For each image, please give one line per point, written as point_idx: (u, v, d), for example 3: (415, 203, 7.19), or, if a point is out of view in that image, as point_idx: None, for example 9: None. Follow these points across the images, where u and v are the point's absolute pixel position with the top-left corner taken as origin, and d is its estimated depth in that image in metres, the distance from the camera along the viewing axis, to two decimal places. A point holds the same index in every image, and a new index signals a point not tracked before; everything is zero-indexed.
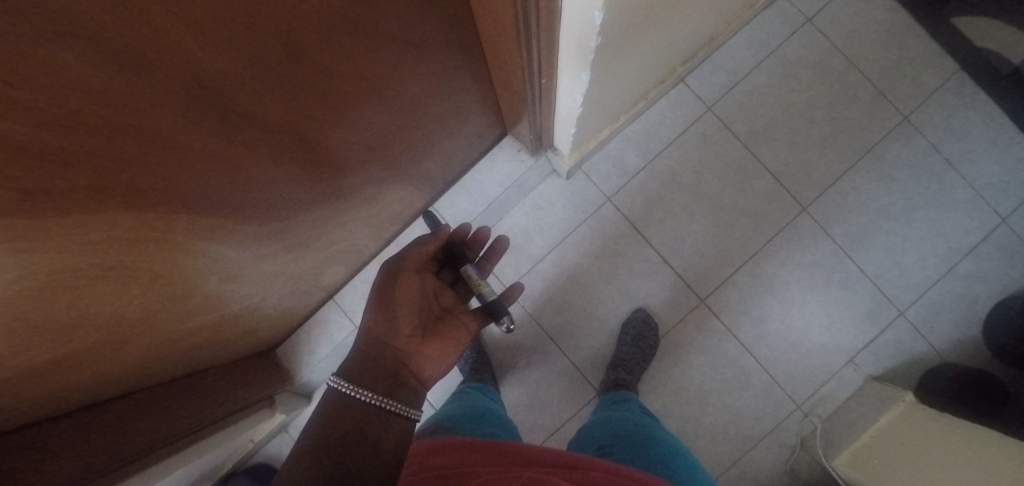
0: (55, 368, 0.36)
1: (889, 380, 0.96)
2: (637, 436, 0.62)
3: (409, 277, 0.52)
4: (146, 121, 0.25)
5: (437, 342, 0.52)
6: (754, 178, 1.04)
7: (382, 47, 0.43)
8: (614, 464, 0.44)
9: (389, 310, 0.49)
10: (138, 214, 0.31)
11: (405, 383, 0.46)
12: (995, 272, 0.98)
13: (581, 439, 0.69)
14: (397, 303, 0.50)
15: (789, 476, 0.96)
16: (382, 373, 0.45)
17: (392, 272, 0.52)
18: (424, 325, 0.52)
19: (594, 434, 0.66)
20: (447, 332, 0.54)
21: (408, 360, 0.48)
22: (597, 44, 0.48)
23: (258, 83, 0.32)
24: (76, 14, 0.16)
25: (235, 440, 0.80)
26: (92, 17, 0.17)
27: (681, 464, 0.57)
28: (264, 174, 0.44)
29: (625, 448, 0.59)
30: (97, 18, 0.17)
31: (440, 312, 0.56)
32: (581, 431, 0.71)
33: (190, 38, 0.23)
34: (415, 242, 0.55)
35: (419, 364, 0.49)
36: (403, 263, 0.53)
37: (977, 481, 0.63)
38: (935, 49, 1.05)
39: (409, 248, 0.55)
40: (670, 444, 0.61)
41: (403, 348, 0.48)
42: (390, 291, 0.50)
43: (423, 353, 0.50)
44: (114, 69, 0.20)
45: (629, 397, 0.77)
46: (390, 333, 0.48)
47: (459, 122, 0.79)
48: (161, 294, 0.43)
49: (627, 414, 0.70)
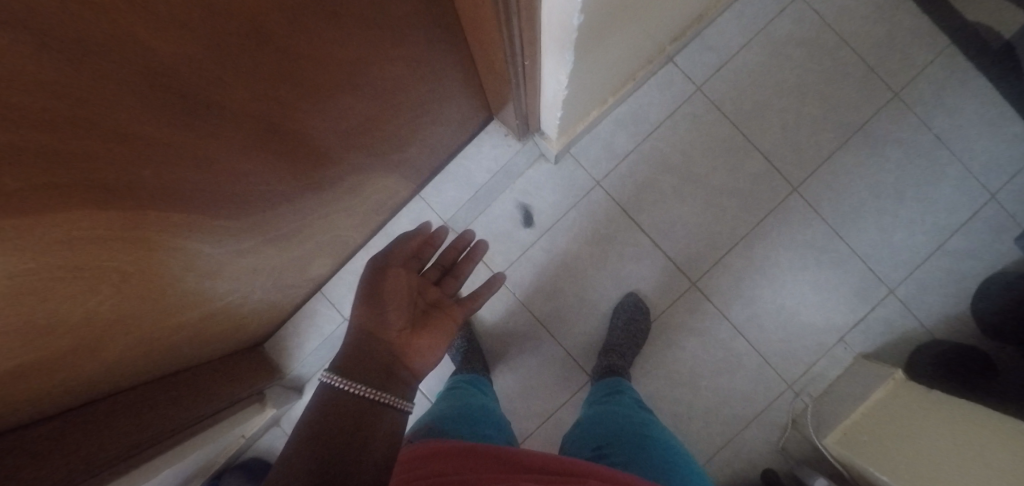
0: (30, 373, 0.36)
1: (878, 358, 0.97)
2: (633, 433, 0.60)
3: (397, 270, 0.54)
4: (104, 115, 0.24)
5: (428, 334, 0.51)
6: (743, 158, 1.04)
7: (352, 31, 0.42)
8: (612, 470, 0.42)
9: (378, 306, 0.49)
10: (104, 210, 0.30)
11: (398, 376, 0.45)
12: (983, 247, 0.99)
13: (575, 436, 0.66)
14: (385, 298, 0.50)
15: (781, 455, 0.97)
16: (374, 367, 0.44)
17: (380, 266, 0.54)
18: (413, 318, 0.51)
19: (591, 434, 0.63)
20: (436, 322, 0.53)
21: (401, 354, 0.47)
22: (580, 23, 0.46)
23: (221, 71, 0.31)
24: (22, 10, 0.15)
25: (227, 435, 0.80)
26: (38, 12, 0.16)
27: (679, 466, 0.55)
28: (238, 166, 0.43)
29: (624, 449, 0.56)
30: (43, 12, 0.16)
31: (427, 306, 0.55)
32: (575, 426, 0.68)
33: (144, 29, 0.23)
34: (397, 239, 0.59)
35: (412, 357, 0.48)
36: (390, 258, 0.56)
37: (962, 456, 0.64)
38: (926, 23, 1.04)
39: (394, 245, 0.58)
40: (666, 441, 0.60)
41: (395, 342, 0.47)
42: (379, 284, 0.51)
43: (416, 345, 0.49)
44: (63, 62, 0.19)
45: (623, 389, 0.77)
46: (380, 327, 0.47)
47: (441, 108, 0.77)
48: (137, 292, 0.43)
49: (623, 406, 0.69)
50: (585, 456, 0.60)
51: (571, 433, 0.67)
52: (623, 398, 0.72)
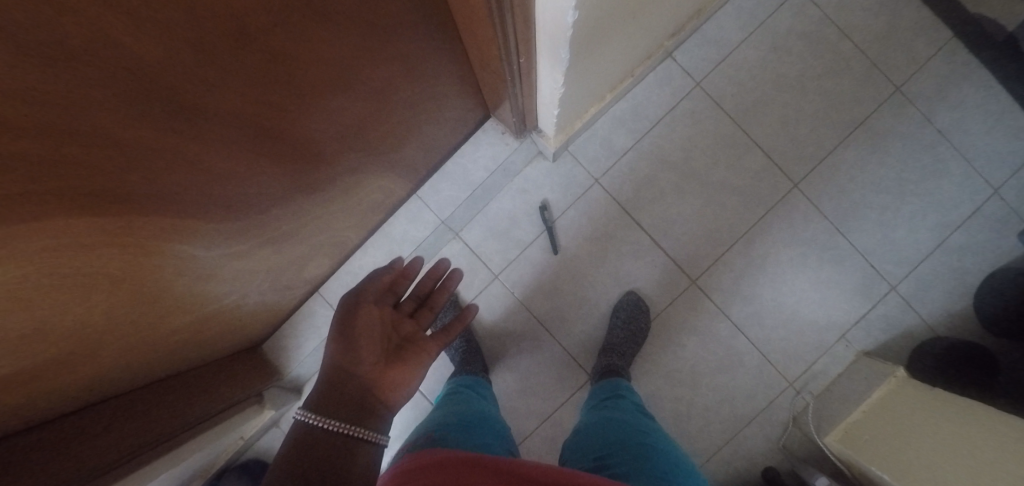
0: (23, 380, 0.35)
1: (879, 355, 0.97)
2: (638, 445, 0.58)
3: (370, 307, 0.56)
4: (91, 122, 0.24)
5: (401, 367, 0.53)
6: (743, 155, 1.03)
7: (342, 32, 0.41)
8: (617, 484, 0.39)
9: (350, 343, 0.51)
10: (89, 217, 0.29)
11: (372, 409, 0.46)
12: (986, 243, 0.98)
13: (576, 445, 0.64)
14: (358, 335, 0.52)
15: (782, 452, 0.97)
16: (348, 402, 0.45)
17: (352, 305, 0.56)
18: (386, 353, 0.53)
19: (591, 444, 0.61)
20: (410, 356, 0.54)
21: (373, 387, 0.49)
22: (574, 21, 0.45)
23: (209, 74, 0.30)
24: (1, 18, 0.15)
25: (225, 438, 0.80)
26: (17, 20, 0.16)
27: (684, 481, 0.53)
28: (228, 170, 0.42)
29: (626, 459, 0.54)
30: (22, 20, 0.16)
31: (400, 340, 0.56)
32: (575, 435, 0.67)
33: (130, 35, 0.22)
34: (370, 276, 0.61)
35: (386, 389, 0.49)
36: (362, 295, 0.58)
37: (965, 455, 0.64)
38: (928, 15, 1.03)
39: (367, 283, 0.60)
40: (670, 455, 0.58)
41: (369, 375, 0.49)
42: (352, 322, 0.53)
43: (390, 378, 0.51)
44: (45, 71, 0.19)
45: (624, 394, 0.76)
46: (352, 364, 0.49)
47: (437, 107, 0.77)
48: (129, 298, 0.42)
49: (623, 414, 0.68)
50: (585, 468, 0.57)
51: (572, 442, 0.65)
52: (624, 404, 0.72)
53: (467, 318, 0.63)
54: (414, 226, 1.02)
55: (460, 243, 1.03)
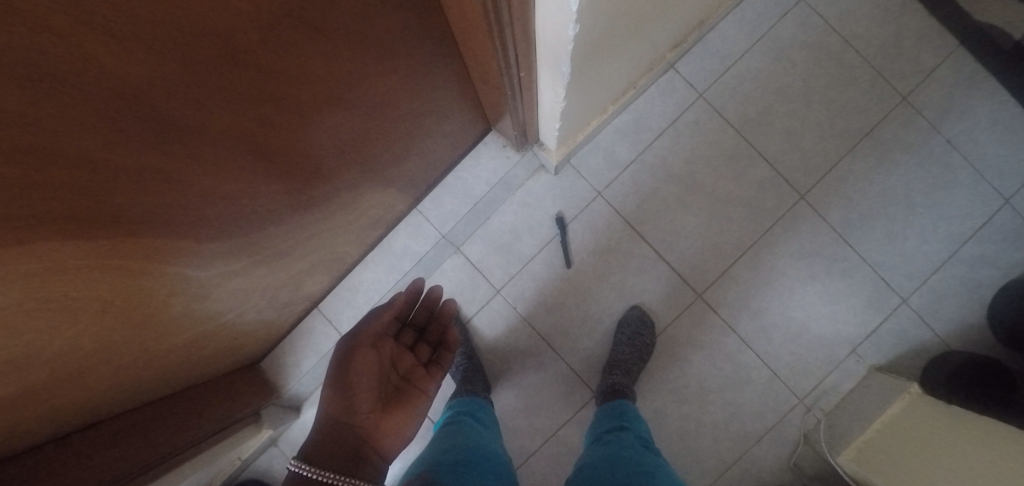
0: (8, 406, 0.34)
1: (890, 370, 0.95)
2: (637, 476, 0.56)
3: (367, 348, 0.57)
4: (74, 141, 0.23)
5: (398, 412, 0.55)
6: (749, 166, 1.02)
7: (335, 48, 0.40)
8: None
9: (347, 388, 0.52)
10: (70, 240, 0.28)
11: (367, 458, 0.47)
12: (998, 254, 0.97)
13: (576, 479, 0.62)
14: (353, 381, 0.53)
15: (793, 472, 0.94)
16: (344, 452, 0.46)
17: (350, 346, 0.56)
18: (383, 398, 0.55)
19: (593, 475, 0.59)
20: (406, 401, 0.57)
21: (369, 435, 0.50)
22: (575, 34, 0.44)
23: (195, 93, 0.29)
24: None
25: (219, 459, 0.79)
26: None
27: None
28: (217, 189, 0.41)
29: None
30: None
31: (398, 381, 0.59)
32: (575, 470, 0.64)
33: (108, 54, 0.21)
34: (369, 315, 0.61)
35: (382, 438, 0.51)
36: (361, 335, 0.59)
37: (971, 471, 0.62)
38: (934, 24, 1.03)
39: (366, 321, 0.60)
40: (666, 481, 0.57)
41: (366, 423, 0.51)
42: (349, 366, 0.54)
43: (385, 426, 0.52)
44: (24, 94, 0.18)
45: (630, 424, 0.74)
46: (350, 413, 0.50)
47: (435, 121, 0.76)
48: (120, 319, 0.41)
49: (626, 444, 0.66)
50: None
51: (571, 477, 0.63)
52: (626, 437, 0.68)
53: (453, 348, 0.69)
54: (415, 240, 1.01)
55: (461, 257, 1.03)
